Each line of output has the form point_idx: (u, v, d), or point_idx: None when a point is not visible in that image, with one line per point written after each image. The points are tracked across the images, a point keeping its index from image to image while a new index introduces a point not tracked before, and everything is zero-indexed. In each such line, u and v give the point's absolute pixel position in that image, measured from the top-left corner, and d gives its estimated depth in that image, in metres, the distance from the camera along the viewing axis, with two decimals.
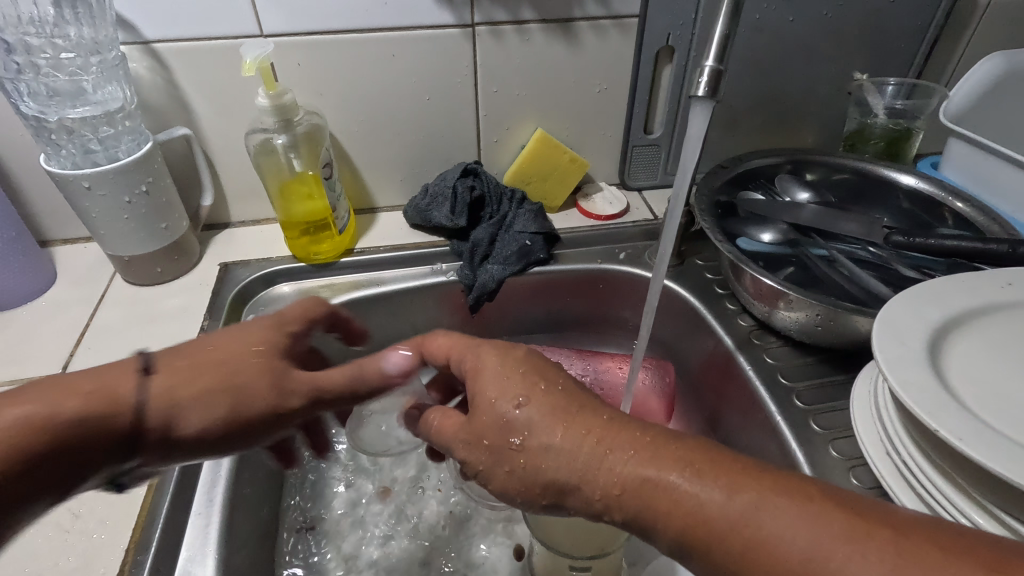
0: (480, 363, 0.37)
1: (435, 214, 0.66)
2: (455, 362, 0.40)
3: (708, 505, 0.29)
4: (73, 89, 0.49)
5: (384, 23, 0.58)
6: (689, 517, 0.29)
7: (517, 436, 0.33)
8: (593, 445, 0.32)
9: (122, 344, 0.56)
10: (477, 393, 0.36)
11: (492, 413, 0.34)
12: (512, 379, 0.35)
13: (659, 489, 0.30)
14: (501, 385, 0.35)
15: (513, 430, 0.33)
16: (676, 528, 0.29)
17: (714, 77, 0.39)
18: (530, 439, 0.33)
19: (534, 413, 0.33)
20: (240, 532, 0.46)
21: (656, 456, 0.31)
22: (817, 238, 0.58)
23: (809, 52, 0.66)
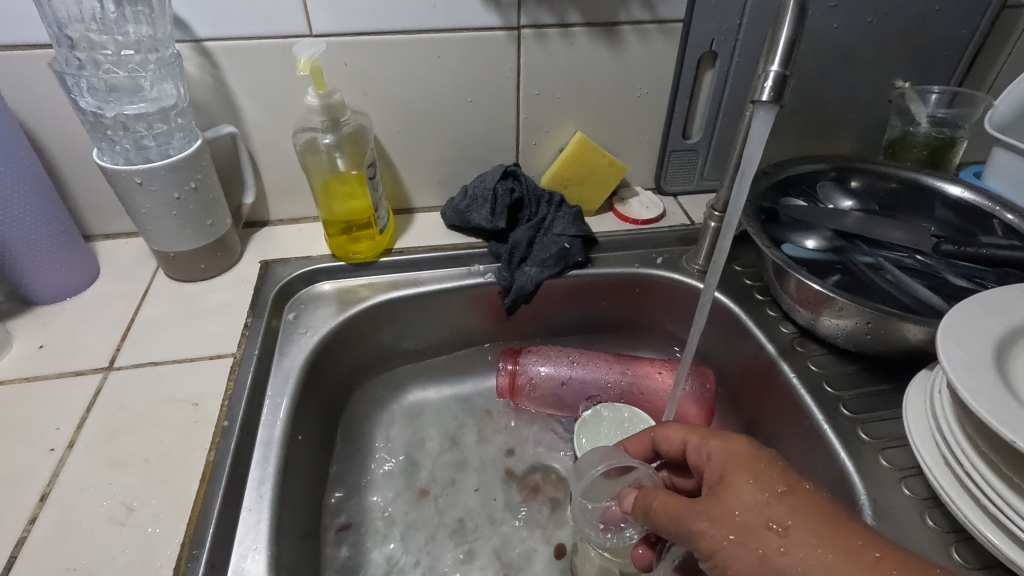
0: (733, 450, 0.38)
1: (474, 216, 0.66)
2: (697, 450, 0.41)
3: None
4: (131, 85, 0.50)
5: (431, 25, 0.58)
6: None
7: (783, 526, 0.33)
8: (851, 549, 0.31)
9: (168, 339, 0.56)
10: (727, 479, 0.37)
11: (744, 501, 0.35)
12: (766, 471, 0.36)
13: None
14: (753, 476, 0.36)
15: (777, 517, 0.33)
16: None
17: (779, 83, 0.39)
18: (795, 528, 0.33)
19: (790, 505, 0.34)
20: (288, 529, 0.47)
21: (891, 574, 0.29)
22: (861, 245, 0.57)
23: (854, 59, 0.66)
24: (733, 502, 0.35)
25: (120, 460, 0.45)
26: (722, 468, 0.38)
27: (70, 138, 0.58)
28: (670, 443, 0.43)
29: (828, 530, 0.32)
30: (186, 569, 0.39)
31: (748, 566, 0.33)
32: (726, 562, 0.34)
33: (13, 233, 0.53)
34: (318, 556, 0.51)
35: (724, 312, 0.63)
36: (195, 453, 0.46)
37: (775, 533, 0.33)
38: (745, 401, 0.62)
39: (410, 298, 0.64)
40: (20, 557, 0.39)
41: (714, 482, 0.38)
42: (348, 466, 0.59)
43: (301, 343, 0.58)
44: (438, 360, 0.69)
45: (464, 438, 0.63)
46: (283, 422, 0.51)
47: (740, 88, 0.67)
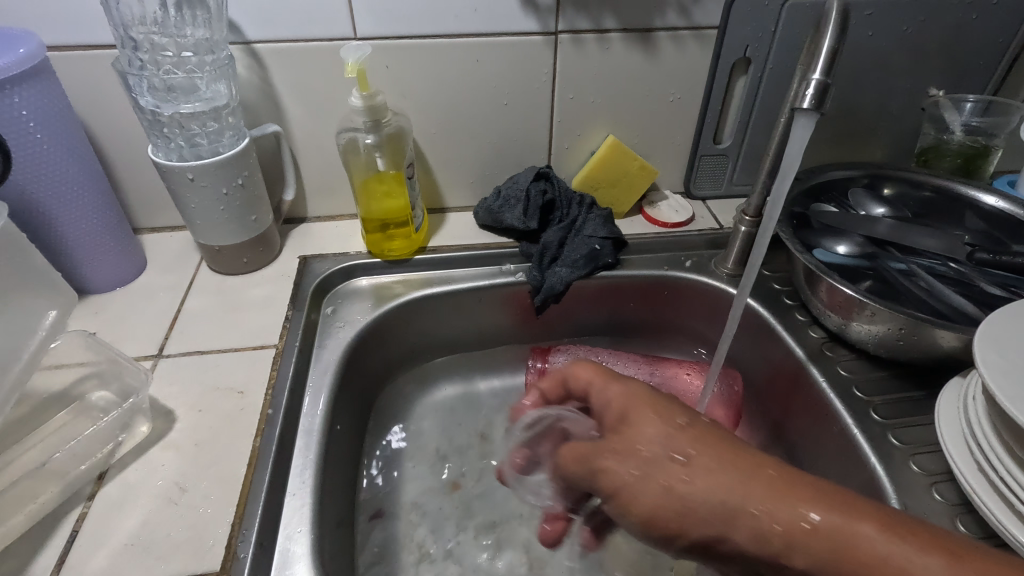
0: (635, 392, 0.41)
1: (506, 216, 0.67)
2: (601, 392, 0.42)
3: (844, 534, 0.32)
4: (188, 86, 0.52)
5: (471, 29, 0.60)
6: (832, 551, 0.32)
7: (688, 458, 0.36)
8: (714, 465, 0.36)
9: (212, 329, 0.58)
10: (630, 418, 0.39)
11: (650, 436, 0.37)
12: (658, 416, 0.38)
13: (796, 521, 0.33)
14: (652, 417, 0.38)
15: (684, 452, 0.36)
16: (820, 556, 0.32)
17: (820, 91, 0.40)
18: (696, 456, 0.36)
19: (690, 438, 0.37)
20: (329, 514, 0.48)
21: (778, 486, 0.34)
22: (894, 252, 0.57)
23: (889, 67, 0.66)
24: (637, 440, 0.38)
25: (171, 444, 0.47)
26: (629, 409, 0.40)
27: (124, 135, 0.60)
28: (578, 384, 0.45)
29: (726, 455, 0.36)
30: (237, 548, 0.41)
31: (663, 492, 0.36)
32: (631, 491, 0.37)
33: (71, 226, 0.56)
34: (355, 542, 0.53)
35: (753, 315, 0.64)
36: (242, 439, 0.48)
37: (681, 463, 0.36)
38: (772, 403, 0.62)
39: (443, 295, 0.66)
40: (82, 531, 0.42)
41: (614, 422, 0.40)
42: (380, 457, 0.61)
43: (338, 336, 0.60)
44: (468, 356, 0.71)
45: (494, 433, 0.65)
46: (323, 412, 0.53)
47: (772, 94, 0.67)
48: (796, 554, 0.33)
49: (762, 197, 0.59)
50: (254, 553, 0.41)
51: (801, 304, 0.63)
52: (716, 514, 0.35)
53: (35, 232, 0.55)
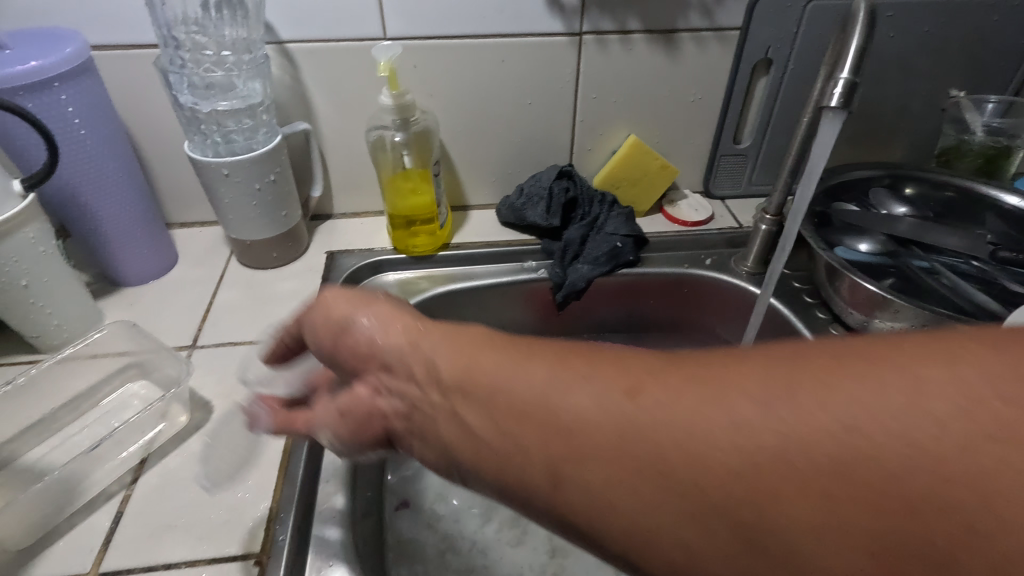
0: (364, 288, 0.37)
1: (529, 213, 0.69)
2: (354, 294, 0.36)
3: (594, 392, 0.24)
4: (227, 84, 0.54)
5: (497, 30, 0.61)
6: (519, 403, 0.26)
7: (387, 314, 0.33)
8: (481, 341, 0.29)
9: (245, 321, 0.60)
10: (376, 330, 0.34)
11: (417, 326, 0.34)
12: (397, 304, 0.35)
13: (477, 368, 0.28)
14: (381, 299, 0.35)
15: (392, 313, 0.33)
16: (456, 372, 0.28)
17: (848, 89, 0.40)
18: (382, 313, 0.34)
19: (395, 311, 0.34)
20: (359, 501, 0.49)
21: (554, 356, 0.27)
22: (916, 250, 0.58)
23: (909, 68, 0.67)
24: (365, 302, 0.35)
25: (208, 430, 0.49)
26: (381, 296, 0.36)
27: (160, 133, 0.62)
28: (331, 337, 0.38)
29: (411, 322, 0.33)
30: (275, 531, 0.42)
31: (354, 343, 0.34)
32: (318, 339, 0.36)
33: (109, 220, 0.58)
34: (383, 530, 0.53)
35: (773, 313, 0.65)
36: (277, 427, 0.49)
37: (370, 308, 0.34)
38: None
39: (467, 291, 0.67)
40: (126, 513, 0.43)
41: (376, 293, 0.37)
42: None
43: None
44: None
45: None
46: None
47: (793, 94, 0.68)
48: (480, 395, 0.27)
49: (783, 196, 0.59)
50: (291, 536, 0.42)
51: (821, 302, 0.64)
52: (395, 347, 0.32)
53: (76, 224, 0.57)
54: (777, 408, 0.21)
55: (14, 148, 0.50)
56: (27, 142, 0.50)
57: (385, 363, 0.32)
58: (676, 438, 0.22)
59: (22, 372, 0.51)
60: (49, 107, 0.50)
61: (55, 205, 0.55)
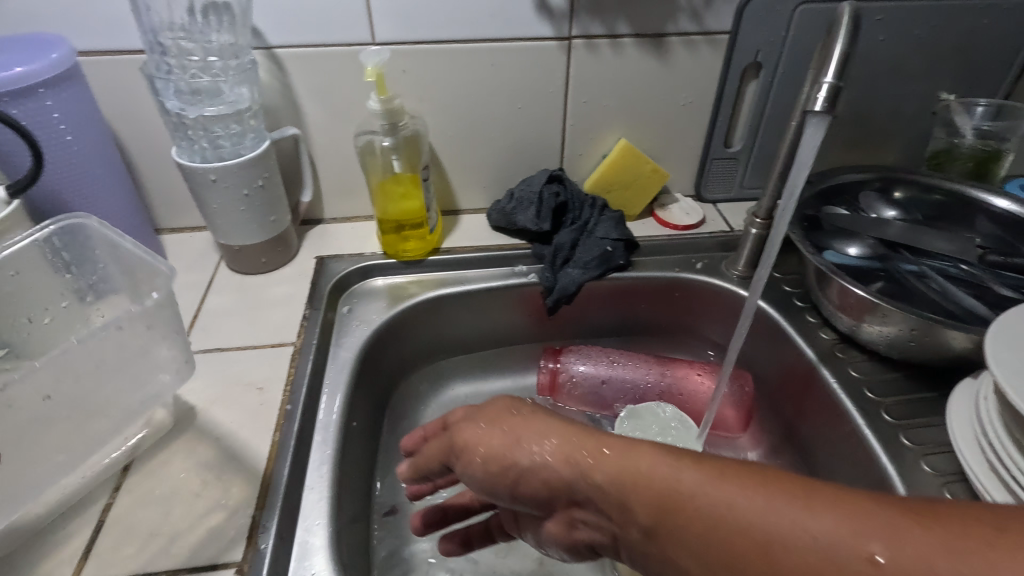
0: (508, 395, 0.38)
1: (519, 218, 0.68)
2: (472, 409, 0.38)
3: (718, 489, 0.26)
4: (213, 89, 0.54)
5: (487, 35, 0.61)
6: (644, 481, 0.28)
7: (504, 423, 0.35)
8: (581, 437, 0.32)
9: (232, 327, 0.59)
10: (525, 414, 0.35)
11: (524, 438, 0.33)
12: (519, 402, 0.36)
13: (641, 472, 0.28)
14: (509, 403, 0.36)
15: (503, 422, 0.35)
16: (645, 501, 0.28)
17: (832, 93, 0.40)
18: (518, 416, 0.35)
19: (531, 408, 0.35)
20: (345, 508, 0.49)
21: (681, 456, 0.29)
22: (906, 254, 0.58)
23: (899, 72, 0.67)
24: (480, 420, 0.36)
25: (193, 438, 0.48)
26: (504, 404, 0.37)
27: (148, 138, 0.62)
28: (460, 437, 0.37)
29: (559, 430, 0.33)
30: (258, 539, 0.42)
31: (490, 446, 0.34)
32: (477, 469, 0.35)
33: None
34: (369, 537, 0.53)
35: (763, 317, 0.65)
36: (263, 433, 0.49)
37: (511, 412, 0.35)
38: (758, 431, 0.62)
39: (457, 296, 0.67)
40: (108, 521, 0.43)
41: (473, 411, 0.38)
42: (395, 454, 0.62)
43: (355, 334, 0.61)
44: (480, 355, 0.72)
45: None
46: (340, 409, 0.54)
47: (783, 98, 0.68)
48: (603, 479, 0.30)
49: (772, 200, 0.59)
50: (274, 544, 0.42)
51: (812, 306, 0.64)
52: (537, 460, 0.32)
53: None
54: (739, 485, 0.26)
55: None
56: (12, 148, 0.50)
57: (572, 500, 0.32)
58: (810, 566, 0.23)
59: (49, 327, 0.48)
60: (35, 113, 0.49)
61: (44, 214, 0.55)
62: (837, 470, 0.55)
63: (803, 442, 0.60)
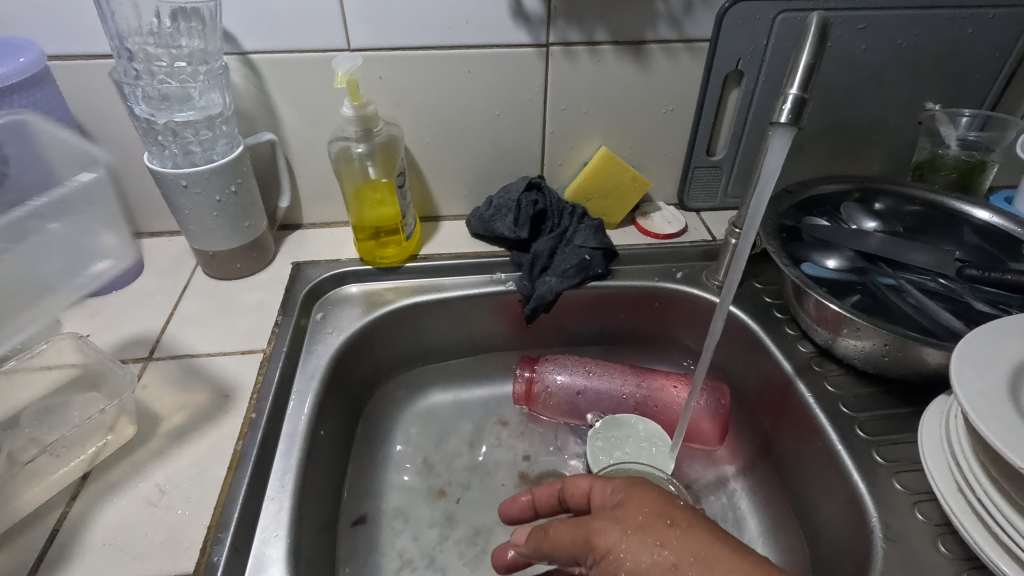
0: (638, 479, 0.39)
1: (497, 225, 0.68)
2: (603, 489, 0.40)
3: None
4: (182, 94, 0.53)
5: (463, 41, 0.60)
6: None
7: (660, 537, 0.34)
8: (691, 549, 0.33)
9: (203, 333, 0.59)
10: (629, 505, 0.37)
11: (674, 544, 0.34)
12: (667, 502, 0.36)
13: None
14: (659, 500, 0.37)
15: (653, 532, 0.34)
16: None
17: (798, 105, 0.40)
18: (688, 527, 0.35)
19: (686, 513, 0.36)
20: (307, 518, 0.48)
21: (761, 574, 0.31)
22: (884, 266, 0.57)
23: (883, 81, 0.66)
24: (645, 515, 0.36)
25: (155, 446, 0.48)
26: (620, 494, 0.38)
27: (123, 142, 0.62)
28: (576, 496, 0.42)
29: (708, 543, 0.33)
30: (211, 551, 0.41)
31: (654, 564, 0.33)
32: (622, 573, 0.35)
33: None
34: (334, 547, 0.53)
35: (742, 328, 0.64)
36: (225, 442, 0.48)
37: (671, 524, 0.35)
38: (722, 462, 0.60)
39: (433, 303, 0.66)
40: (63, 530, 0.42)
41: (616, 503, 0.38)
42: (366, 463, 0.62)
43: (327, 342, 0.60)
44: (457, 363, 0.71)
45: (483, 441, 0.65)
46: (306, 417, 0.53)
47: (766, 107, 0.67)
48: None
49: (749, 211, 0.58)
50: (228, 556, 0.42)
51: (791, 318, 0.63)
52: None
53: None
54: None
55: None
56: None
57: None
58: None
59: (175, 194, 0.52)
60: (5, 116, 0.49)
61: None
62: (811, 485, 0.54)
63: (779, 457, 0.59)
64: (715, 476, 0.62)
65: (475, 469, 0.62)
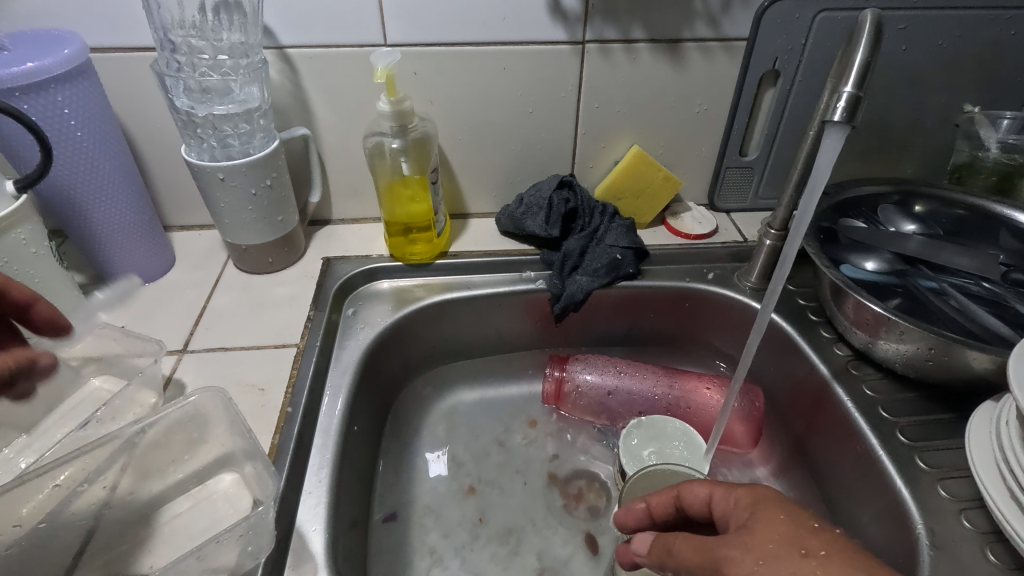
0: (764, 493, 0.35)
1: (528, 223, 0.67)
2: (725, 500, 0.37)
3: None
4: (223, 87, 0.54)
5: (499, 38, 0.60)
6: None
7: (794, 567, 0.30)
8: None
9: (235, 327, 0.59)
10: (757, 521, 0.33)
11: (808, 571, 0.29)
12: (800, 523, 0.32)
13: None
14: (789, 521, 0.32)
15: (785, 559, 0.30)
16: None
17: (852, 102, 0.39)
18: (830, 559, 0.30)
19: (827, 540, 0.31)
20: (343, 513, 0.48)
21: None
22: (925, 269, 0.56)
23: (920, 82, 0.65)
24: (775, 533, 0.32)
25: None
26: (747, 511, 0.35)
27: (159, 136, 0.62)
28: (692, 501, 0.39)
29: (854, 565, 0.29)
30: None
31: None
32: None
33: (105, 222, 0.57)
34: (367, 543, 0.52)
35: (775, 330, 0.63)
36: (262, 436, 0.48)
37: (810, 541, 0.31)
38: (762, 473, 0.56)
39: (463, 300, 0.66)
40: None
41: (743, 521, 0.34)
42: (396, 459, 0.61)
43: (359, 337, 0.60)
44: (485, 361, 0.71)
45: (512, 441, 0.65)
46: (340, 413, 0.53)
47: (802, 107, 0.66)
48: None
49: (787, 211, 0.58)
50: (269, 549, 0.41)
51: (826, 321, 0.62)
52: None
53: (71, 227, 0.57)
54: None
55: (9, 149, 0.50)
56: (22, 142, 0.50)
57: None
58: None
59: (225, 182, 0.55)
60: (45, 108, 0.50)
61: (54, 208, 0.55)
62: (850, 490, 0.53)
63: (814, 461, 0.58)
64: (748, 479, 0.62)
65: (504, 468, 0.62)
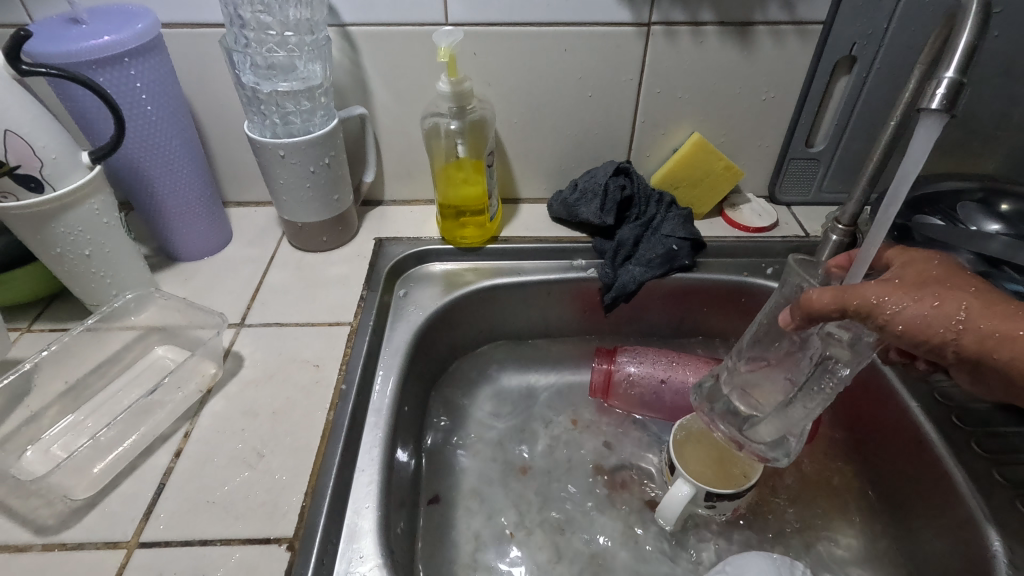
0: (919, 271, 0.40)
1: (582, 210, 0.66)
2: (906, 296, 0.38)
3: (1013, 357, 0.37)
4: (287, 65, 0.54)
5: (562, 18, 0.58)
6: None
7: (937, 299, 0.38)
8: (992, 308, 0.37)
9: (290, 303, 0.60)
10: (935, 283, 0.39)
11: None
12: (937, 274, 0.39)
13: None
14: (962, 294, 0.38)
15: (932, 295, 0.38)
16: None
17: (953, 89, 0.37)
18: (945, 300, 0.38)
19: (985, 298, 0.38)
20: (394, 491, 0.48)
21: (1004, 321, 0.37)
22: (1011, 272, 0.51)
23: (1011, 72, 0.60)
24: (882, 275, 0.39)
25: (251, 409, 0.49)
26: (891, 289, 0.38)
27: (221, 114, 0.63)
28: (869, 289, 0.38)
29: (913, 291, 0.38)
30: (309, 516, 0.42)
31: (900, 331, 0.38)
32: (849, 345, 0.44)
33: (171, 196, 0.59)
34: (413, 523, 0.52)
35: None
36: (317, 411, 0.49)
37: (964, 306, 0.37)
38: (842, 395, 0.60)
39: (513, 285, 0.65)
40: (167, 485, 0.44)
41: (888, 301, 0.37)
42: (443, 439, 0.61)
43: (410, 319, 0.60)
44: (531, 348, 0.70)
45: (558, 428, 0.64)
46: (391, 393, 0.53)
47: (879, 96, 0.63)
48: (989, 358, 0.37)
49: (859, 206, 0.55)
50: (325, 524, 0.42)
51: None
52: (975, 334, 0.37)
53: (139, 199, 0.58)
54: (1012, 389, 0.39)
55: (85, 122, 0.52)
56: (97, 116, 0.51)
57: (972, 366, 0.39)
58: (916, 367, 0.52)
59: (311, 165, 0.57)
60: (118, 81, 0.51)
61: (126, 180, 0.57)
62: (920, 504, 0.51)
63: (879, 485, 0.56)
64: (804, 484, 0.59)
65: (551, 454, 0.62)
